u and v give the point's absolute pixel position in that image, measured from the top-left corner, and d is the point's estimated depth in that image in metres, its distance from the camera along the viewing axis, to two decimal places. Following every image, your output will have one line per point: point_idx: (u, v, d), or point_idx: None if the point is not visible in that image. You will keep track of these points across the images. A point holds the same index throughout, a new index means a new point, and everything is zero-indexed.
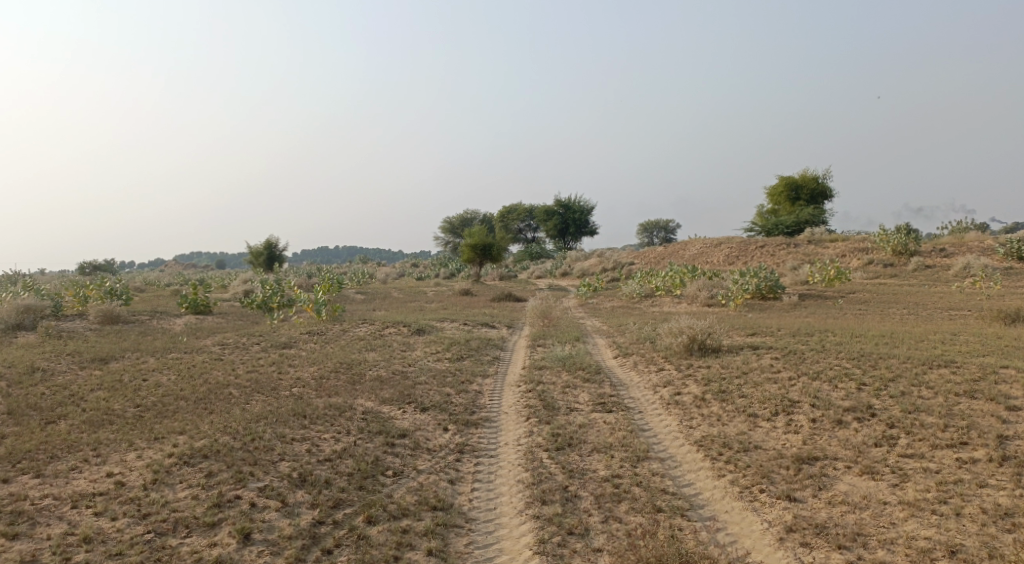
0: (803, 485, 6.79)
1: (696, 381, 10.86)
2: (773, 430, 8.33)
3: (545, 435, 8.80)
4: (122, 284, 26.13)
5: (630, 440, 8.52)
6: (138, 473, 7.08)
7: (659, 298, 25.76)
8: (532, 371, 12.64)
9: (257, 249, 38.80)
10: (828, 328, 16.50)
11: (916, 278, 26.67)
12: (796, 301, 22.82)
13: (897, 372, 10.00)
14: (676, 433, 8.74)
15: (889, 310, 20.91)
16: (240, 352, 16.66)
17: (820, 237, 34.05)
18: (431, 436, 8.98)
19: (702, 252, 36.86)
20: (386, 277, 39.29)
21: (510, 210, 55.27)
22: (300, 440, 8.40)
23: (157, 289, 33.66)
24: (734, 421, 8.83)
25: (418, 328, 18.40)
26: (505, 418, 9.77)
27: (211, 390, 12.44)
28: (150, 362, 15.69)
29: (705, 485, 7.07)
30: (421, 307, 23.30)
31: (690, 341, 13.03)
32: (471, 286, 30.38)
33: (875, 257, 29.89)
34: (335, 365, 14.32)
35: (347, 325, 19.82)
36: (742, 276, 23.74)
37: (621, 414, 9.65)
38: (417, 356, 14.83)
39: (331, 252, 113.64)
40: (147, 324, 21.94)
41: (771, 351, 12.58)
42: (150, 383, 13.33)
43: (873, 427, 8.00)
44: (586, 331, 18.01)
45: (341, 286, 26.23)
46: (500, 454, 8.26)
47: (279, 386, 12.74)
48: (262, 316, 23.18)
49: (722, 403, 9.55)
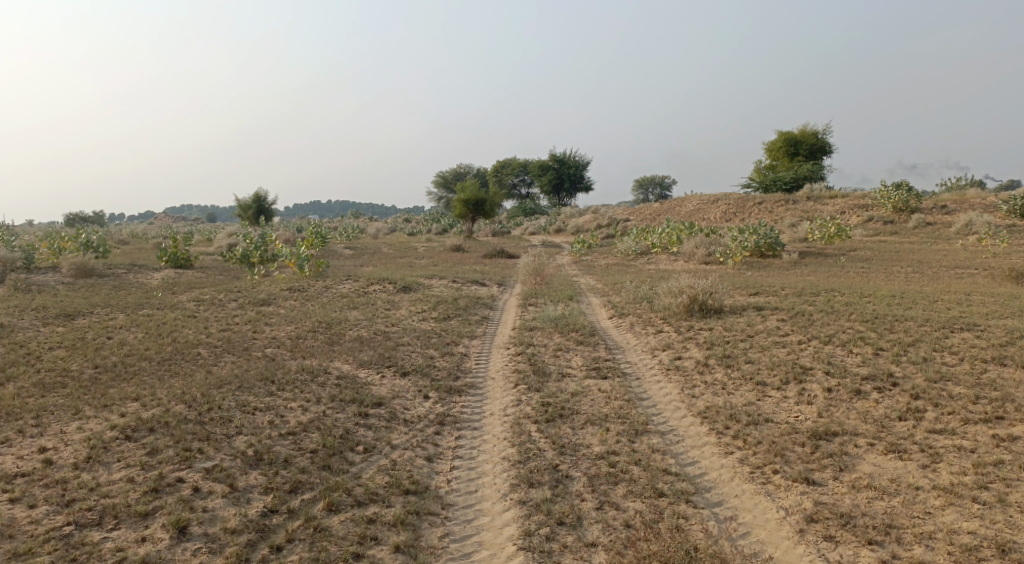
0: (822, 466, 6.04)
1: (698, 345, 10.09)
2: (784, 402, 7.57)
3: (535, 405, 8.05)
4: (100, 236, 25.05)
5: (627, 411, 7.76)
6: (71, 449, 6.28)
7: (655, 255, 24.93)
8: (522, 332, 11.83)
9: (245, 202, 37.63)
10: (833, 287, 15.70)
11: (917, 236, 25.90)
12: (796, 259, 22.05)
13: (916, 336, 9.24)
14: (677, 403, 7.99)
15: (892, 269, 20.15)
16: (216, 309, 15.77)
17: (818, 193, 33.11)
18: (410, 405, 8.21)
19: (698, 209, 35.92)
20: (376, 232, 38.22)
21: (504, 164, 54.04)
22: (262, 409, 7.60)
23: (139, 242, 32.54)
24: (740, 390, 8.06)
25: (405, 285, 17.53)
26: (491, 385, 9.00)
27: (178, 350, 11.60)
28: (119, 319, 14.82)
29: (711, 463, 6.33)
30: (409, 264, 22.41)
31: (690, 302, 12.25)
32: (462, 242, 29.50)
33: (875, 214, 29.05)
34: (313, 324, 13.47)
35: (330, 281, 18.97)
36: (741, 233, 22.88)
37: (617, 380, 8.91)
38: (402, 315, 14.03)
39: (323, 206, 112.20)
40: (123, 278, 20.98)
41: (776, 312, 11.79)
42: (114, 342, 12.46)
43: (896, 399, 7.25)
44: (580, 289, 17.21)
45: (327, 240, 25.25)
46: (484, 426, 7.50)
47: (252, 347, 11.93)
48: (244, 272, 22.03)
49: (726, 369, 8.79)
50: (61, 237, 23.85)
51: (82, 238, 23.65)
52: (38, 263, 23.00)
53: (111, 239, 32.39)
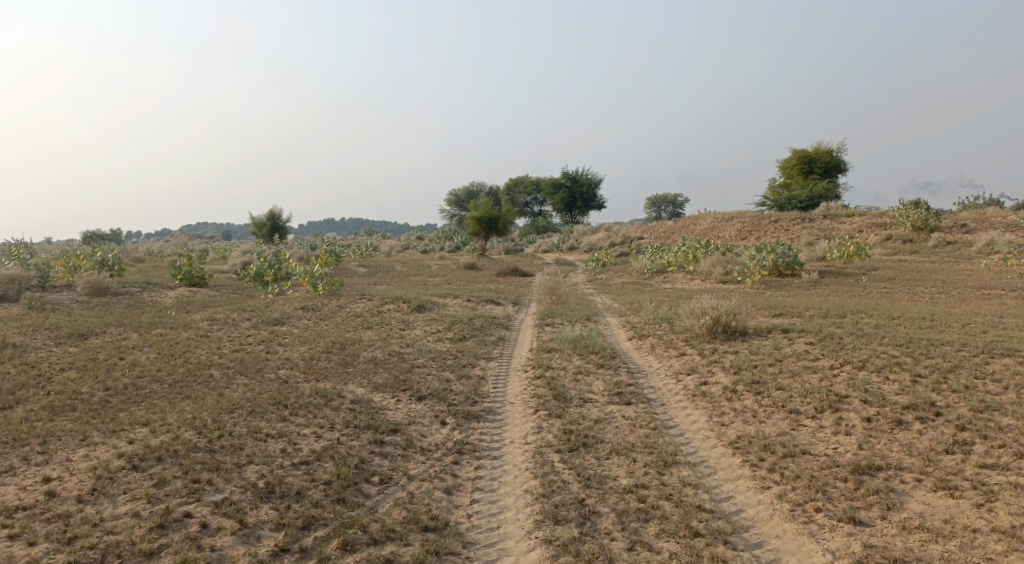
0: (867, 504, 5.67)
1: (724, 370, 9.72)
2: (820, 432, 7.19)
3: (557, 433, 7.71)
4: (114, 253, 24.99)
5: (654, 441, 7.41)
6: (76, 479, 6.00)
7: (671, 274, 24.57)
8: (540, 354, 11.51)
9: (260, 220, 37.64)
10: (858, 307, 15.27)
11: (938, 255, 25.42)
12: (815, 278, 21.62)
13: (955, 361, 8.84)
14: (706, 432, 7.63)
15: (915, 289, 19.68)
16: (229, 329, 15.56)
17: (835, 211, 32.68)
18: (426, 432, 7.90)
19: (713, 227, 35.58)
20: (390, 250, 38.09)
21: (517, 182, 53.96)
22: (274, 436, 7.31)
23: (154, 260, 32.53)
24: (772, 419, 7.69)
25: (419, 304, 17.26)
26: (511, 410, 8.68)
27: (190, 371, 11.36)
28: (131, 338, 14.62)
29: (747, 499, 5.97)
30: (424, 282, 22.16)
31: (713, 323, 11.90)
32: (476, 260, 29.26)
33: (893, 233, 28.59)
34: (327, 345, 13.21)
35: (344, 299, 18.75)
36: (759, 252, 22.50)
37: (641, 407, 8.57)
38: (416, 335, 13.75)
39: (336, 223, 112.66)
40: (136, 296, 20.86)
41: (803, 334, 11.40)
42: (125, 362, 12.24)
43: (940, 430, 6.86)
44: (597, 309, 16.88)
45: (341, 258, 25.07)
46: (505, 456, 7.16)
47: (265, 368, 11.67)
48: (258, 290, 21.86)
49: (756, 395, 8.42)
50: (76, 255, 23.81)
51: (97, 256, 23.58)
52: (53, 280, 22.96)
53: (125, 257, 32.45)
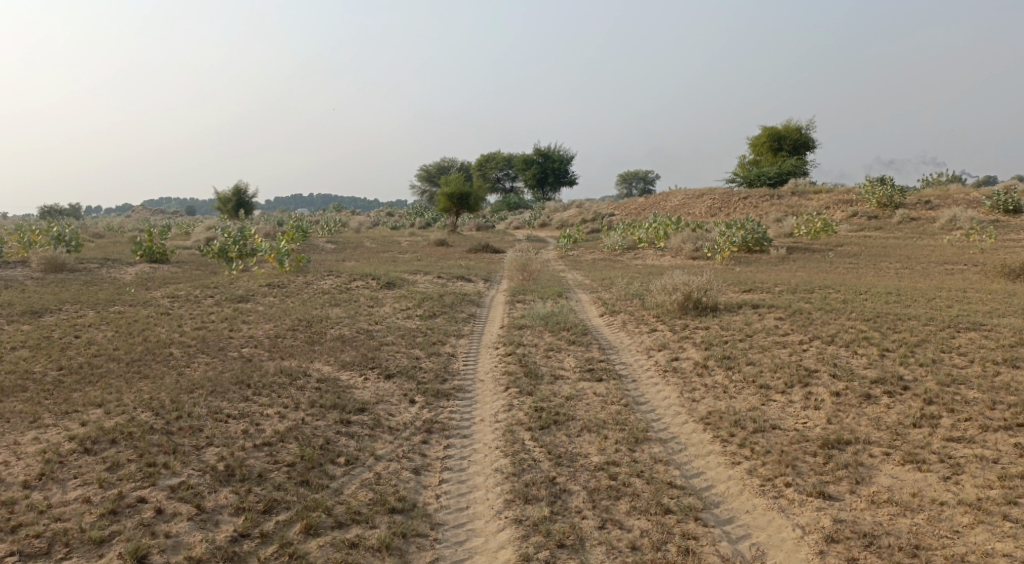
0: (836, 478, 5.67)
1: (695, 345, 9.69)
2: (790, 406, 7.18)
3: (527, 410, 7.61)
4: (72, 229, 24.24)
5: (625, 417, 7.34)
6: (25, 463, 5.77)
7: (642, 250, 24.55)
8: (511, 331, 11.39)
9: (225, 195, 36.84)
10: (826, 283, 15.37)
11: (902, 231, 25.75)
12: (784, 254, 21.75)
13: (922, 336, 8.89)
14: (677, 408, 7.58)
15: (881, 265, 19.90)
16: (191, 306, 15.18)
17: (804, 188, 32.92)
18: (395, 411, 7.74)
19: (684, 204, 35.65)
20: (359, 226, 37.58)
21: (488, 158, 53.53)
22: (236, 417, 7.10)
23: (115, 236, 31.68)
24: (743, 394, 7.66)
25: (388, 281, 17.01)
26: (481, 388, 8.55)
27: (150, 350, 11.04)
28: (89, 316, 14.19)
29: (718, 475, 5.93)
30: (393, 259, 21.88)
31: (684, 299, 11.87)
32: (446, 236, 28.96)
33: (859, 209, 28.90)
34: (293, 322, 12.94)
35: (312, 276, 18.41)
36: (728, 228, 22.56)
37: (613, 383, 8.50)
38: (385, 313, 13.52)
39: (305, 200, 111.10)
40: (95, 273, 20.26)
41: (773, 310, 11.42)
42: (81, 341, 11.87)
43: (908, 404, 6.89)
44: (568, 285, 16.78)
45: (308, 235, 24.62)
46: (474, 434, 7.04)
47: (228, 346, 11.40)
48: (222, 267, 21.38)
49: (727, 371, 8.40)
50: (32, 230, 23.03)
51: (54, 232, 22.84)
52: (8, 257, 22.21)
53: (84, 233, 31.53)
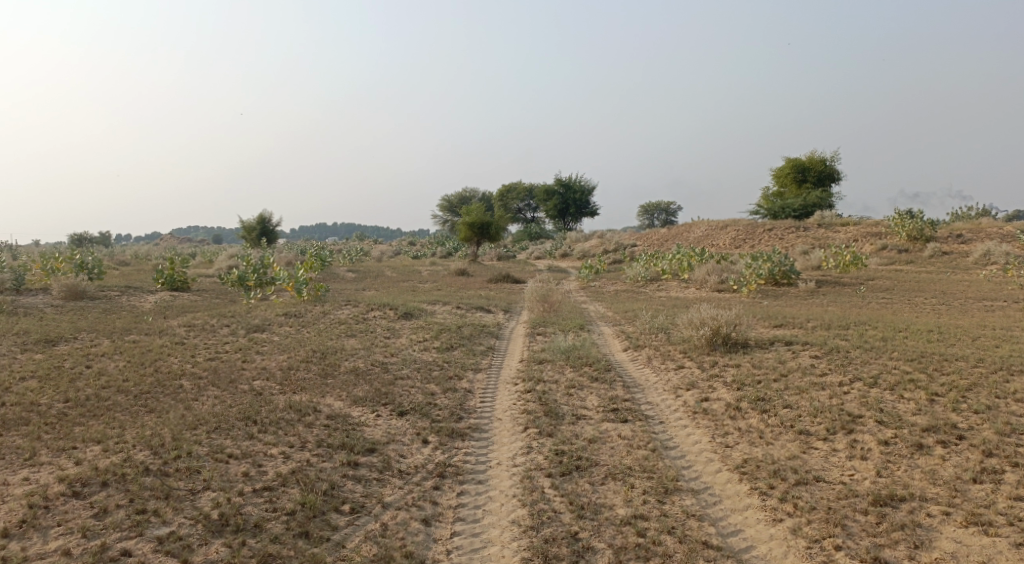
0: (892, 542, 5.16)
1: (726, 385, 9.12)
2: (834, 456, 6.64)
3: (547, 454, 7.10)
4: (95, 256, 24.24)
5: (653, 464, 6.81)
6: (7, 507, 5.37)
7: (665, 282, 24.05)
8: (531, 366, 10.89)
9: (249, 224, 36.92)
10: (860, 319, 14.73)
11: (934, 265, 25.00)
12: (813, 288, 21.11)
13: (973, 379, 8.27)
14: (709, 455, 7.03)
15: (915, 300, 19.18)
16: (206, 335, 14.87)
17: (830, 220, 32.25)
18: (406, 452, 7.27)
19: (707, 235, 35.10)
20: (380, 255, 37.43)
21: (510, 188, 53.41)
22: (238, 457, 6.66)
23: (139, 264, 31.73)
24: (781, 440, 7.10)
25: (406, 312, 16.62)
26: (498, 428, 8.05)
27: (159, 382, 10.69)
28: (103, 345, 13.93)
29: (758, 534, 5.41)
30: (412, 288, 21.54)
31: (713, 334, 11.32)
32: (467, 265, 28.65)
33: (888, 242, 28.18)
34: (307, 353, 12.56)
35: (329, 305, 18.11)
36: (754, 260, 21.99)
37: (639, 425, 7.97)
38: (401, 344, 13.12)
39: (328, 229, 111.97)
40: (114, 301, 20.13)
41: (808, 347, 10.82)
42: (91, 371, 11.56)
43: (965, 456, 6.31)
44: (590, 318, 16.30)
45: (328, 263, 24.42)
46: (490, 480, 6.55)
47: (239, 378, 11.02)
48: (241, 295, 21.16)
49: (762, 414, 7.83)
50: (55, 257, 23.02)
51: (77, 259, 22.79)
52: (30, 284, 22.20)
53: (109, 260, 31.63)
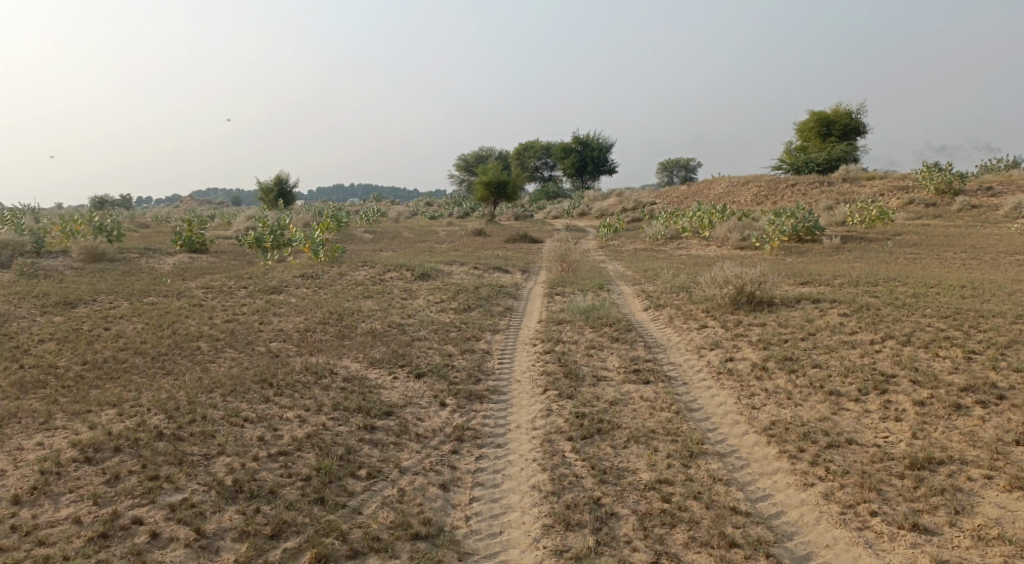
0: (931, 508, 4.95)
1: (752, 345, 8.86)
2: (867, 418, 6.41)
3: (568, 417, 6.92)
4: (113, 218, 24.21)
5: (678, 426, 6.61)
6: (19, 473, 5.30)
7: (686, 240, 23.63)
8: (550, 326, 10.68)
9: (266, 186, 36.74)
10: (889, 275, 14.31)
11: (962, 219, 24.33)
12: (838, 244, 20.62)
13: (1012, 336, 7.95)
14: (736, 417, 6.81)
15: (943, 255, 18.65)
16: (224, 297, 14.80)
17: (855, 175, 31.47)
18: (424, 414, 7.13)
19: (728, 192, 34.47)
20: (398, 216, 37.21)
21: (527, 146, 52.73)
22: (253, 421, 6.54)
23: (158, 226, 31.77)
24: (810, 402, 6.85)
25: (423, 272, 16.43)
26: (517, 389, 7.87)
27: (176, 344, 10.61)
28: (121, 308, 13.90)
29: (788, 499, 5.22)
30: (429, 249, 21.32)
31: (737, 293, 11.01)
32: (484, 225, 28.36)
33: (915, 196, 27.44)
34: (324, 315, 12.44)
35: (347, 266, 17.95)
36: (777, 216, 21.49)
37: (662, 386, 7.76)
38: (419, 305, 12.95)
39: (346, 190, 111.82)
40: (133, 263, 20.13)
41: (836, 305, 10.49)
42: (108, 334, 11.51)
43: (1006, 417, 6.06)
44: (610, 276, 16.01)
45: (344, 224, 24.23)
46: (510, 444, 6.38)
47: (256, 340, 10.92)
48: (258, 257, 21.07)
49: (790, 374, 7.57)
50: (74, 220, 23.02)
51: (96, 222, 22.77)
52: (50, 247, 22.27)
53: (128, 223, 31.70)
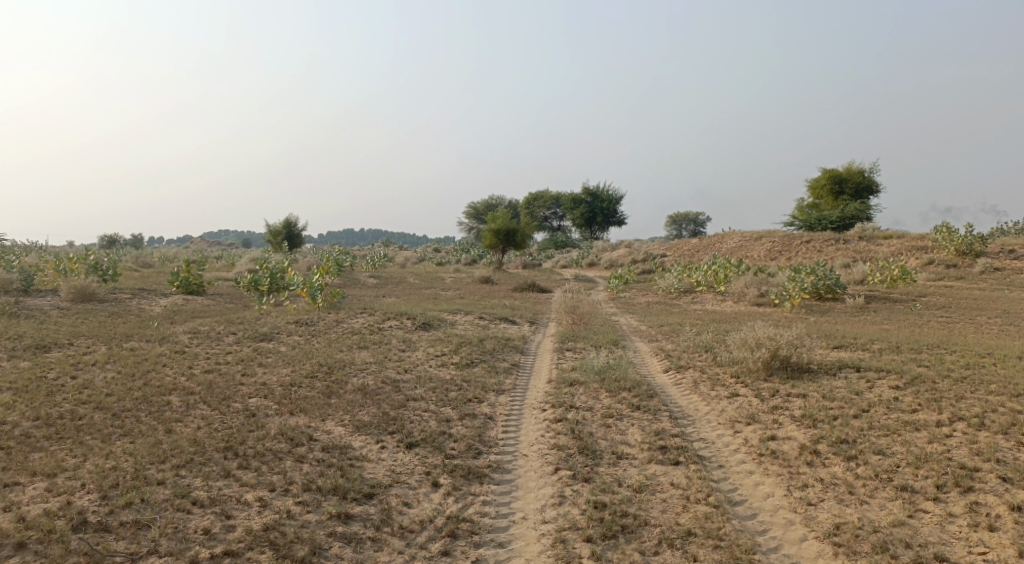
0: None
1: (795, 421, 7.66)
2: (952, 525, 5.32)
3: (585, 508, 5.73)
4: (110, 257, 23.29)
5: (718, 525, 5.46)
6: None
7: (700, 294, 22.53)
8: (561, 389, 9.51)
9: (274, 228, 35.98)
10: (928, 341, 13.12)
11: (986, 281, 23.22)
12: (862, 303, 19.46)
13: None
14: (788, 515, 5.64)
15: (977, 320, 17.44)
16: (209, 344, 13.70)
17: (872, 233, 30.42)
18: (414, 498, 5.98)
19: (741, 246, 33.49)
20: (405, 262, 36.34)
21: (536, 196, 52.12)
22: (203, 505, 5.38)
23: (160, 266, 30.88)
24: (877, 499, 5.74)
25: (424, 322, 15.34)
26: (524, 467, 6.70)
27: (144, 398, 9.48)
28: (97, 353, 12.81)
29: None
30: (434, 297, 20.26)
31: (770, 357, 9.84)
32: (491, 273, 27.40)
33: (935, 256, 26.32)
34: (313, 367, 11.32)
35: (345, 314, 16.87)
36: (797, 273, 20.38)
37: (694, 470, 6.57)
38: (417, 359, 11.83)
39: (355, 233, 111.71)
40: (123, 304, 19.13)
41: (884, 376, 9.28)
42: (74, 383, 10.39)
43: None
44: (624, 332, 14.87)
45: (346, 268, 23.24)
46: (514, 544, 5.27)
47: (234, 394, 9.78)
48: (254, 300, 20.01)
49: (848, 462, 6.40)
50: (69, 258, 22.11)
51: (90, 259, 21.78)
52: (41, 285, 21.29)
53: (130, 261, 30.90)
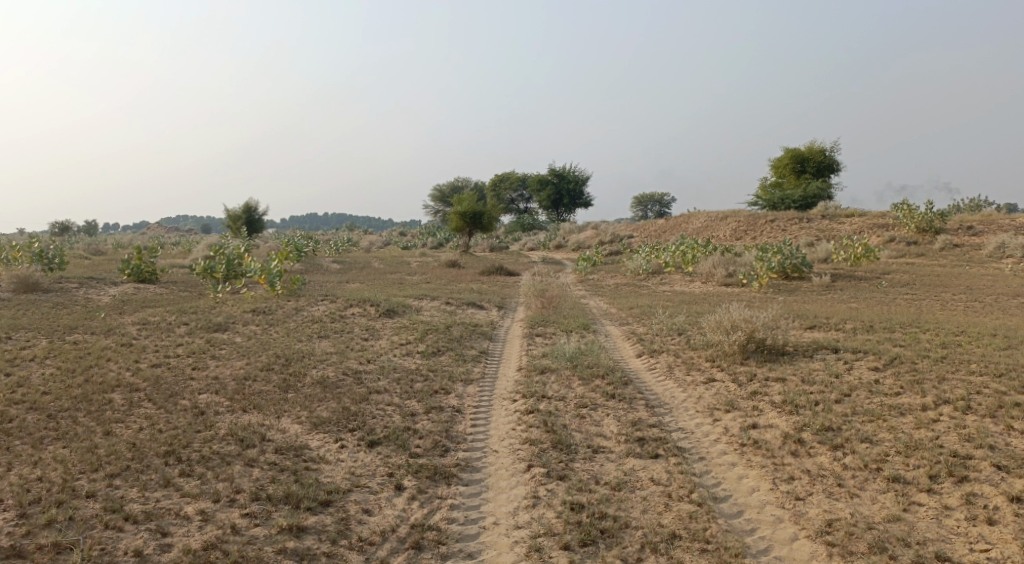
0: None
1: (776, 407, 7.32)
2: (950, 519, 5.02)
3: (560, 510, 5.31)
4: (57, 244, 22.23)
5: (703, 526, 5.09)
6: None
7: (668, 275, 22.27)
8: (531, 378, 9.06)
9: (234, 214, 34.87)
10: (897, 319, 12.96)
11: (946, 257, 23.34)
12: (828, 282, 19.35)
13: None
14: (776, 512, 5.29)
15: (942, 297, 17.42)
16: (160, 336, 12.96)
17: (834, 211, 30.48)
18: (375, 503, 5.49)
19: (707, 226, 33.38)
20: (369, 246, 35.55)
21: (503, 178, 51.51)
22: (137, 522, 4.87)
23: (112, 253, 29.69)
24: (869, 492, 5.41)
25: (387, 308, 14.75)
26: (494, 465, 6.24)
27: (84, 396, 8.80)
28: (37, 347, 12.02)
29: None
30: (399, 281, 19.67)
31: (746, 340, 9.50)
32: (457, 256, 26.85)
33: (896, 234, 26.42)
34: (269, 359, 10.71)
35: (305, 301, 16.19)
36: (764, 252, 20.19)
37: (675, 464, 6.18)
38: (380, 348, 11.29)
39: (319, 218, 109.96)
40: (70, 294, 18.19)
41: (862, 358, 9.00)
42: (8, 380, 9.66)
43: None
44: (594, 315, 14.48)
45: (307, 252, 22.46)
46: (484, 555, 4.84)
47: (183, 390, 9.14)
48: (210, 288, 19.18)
49: (834, 451, 6.07)
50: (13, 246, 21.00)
51: (35, 247, 20.65)
52: None
53: (81, 249, 29.66)
